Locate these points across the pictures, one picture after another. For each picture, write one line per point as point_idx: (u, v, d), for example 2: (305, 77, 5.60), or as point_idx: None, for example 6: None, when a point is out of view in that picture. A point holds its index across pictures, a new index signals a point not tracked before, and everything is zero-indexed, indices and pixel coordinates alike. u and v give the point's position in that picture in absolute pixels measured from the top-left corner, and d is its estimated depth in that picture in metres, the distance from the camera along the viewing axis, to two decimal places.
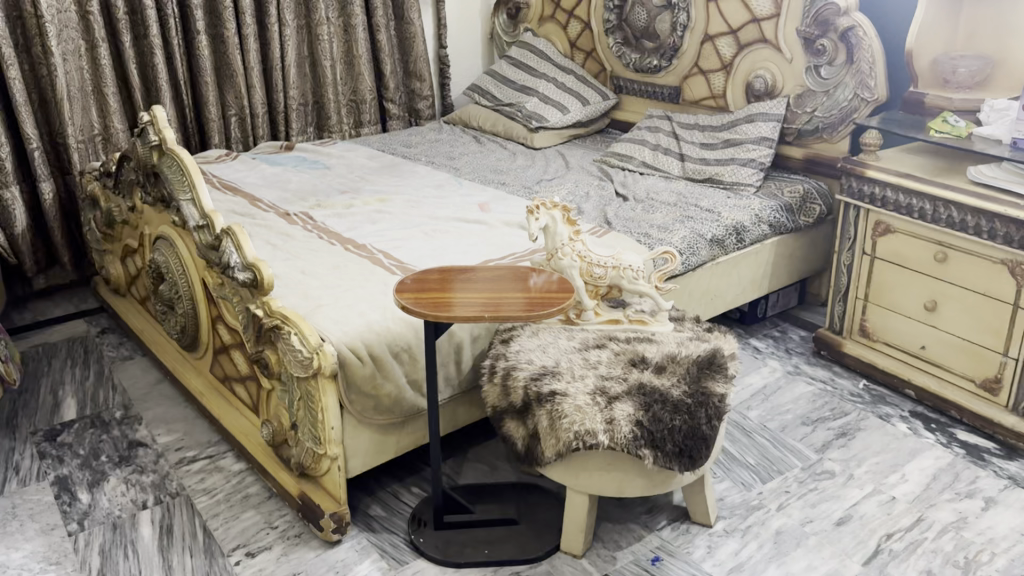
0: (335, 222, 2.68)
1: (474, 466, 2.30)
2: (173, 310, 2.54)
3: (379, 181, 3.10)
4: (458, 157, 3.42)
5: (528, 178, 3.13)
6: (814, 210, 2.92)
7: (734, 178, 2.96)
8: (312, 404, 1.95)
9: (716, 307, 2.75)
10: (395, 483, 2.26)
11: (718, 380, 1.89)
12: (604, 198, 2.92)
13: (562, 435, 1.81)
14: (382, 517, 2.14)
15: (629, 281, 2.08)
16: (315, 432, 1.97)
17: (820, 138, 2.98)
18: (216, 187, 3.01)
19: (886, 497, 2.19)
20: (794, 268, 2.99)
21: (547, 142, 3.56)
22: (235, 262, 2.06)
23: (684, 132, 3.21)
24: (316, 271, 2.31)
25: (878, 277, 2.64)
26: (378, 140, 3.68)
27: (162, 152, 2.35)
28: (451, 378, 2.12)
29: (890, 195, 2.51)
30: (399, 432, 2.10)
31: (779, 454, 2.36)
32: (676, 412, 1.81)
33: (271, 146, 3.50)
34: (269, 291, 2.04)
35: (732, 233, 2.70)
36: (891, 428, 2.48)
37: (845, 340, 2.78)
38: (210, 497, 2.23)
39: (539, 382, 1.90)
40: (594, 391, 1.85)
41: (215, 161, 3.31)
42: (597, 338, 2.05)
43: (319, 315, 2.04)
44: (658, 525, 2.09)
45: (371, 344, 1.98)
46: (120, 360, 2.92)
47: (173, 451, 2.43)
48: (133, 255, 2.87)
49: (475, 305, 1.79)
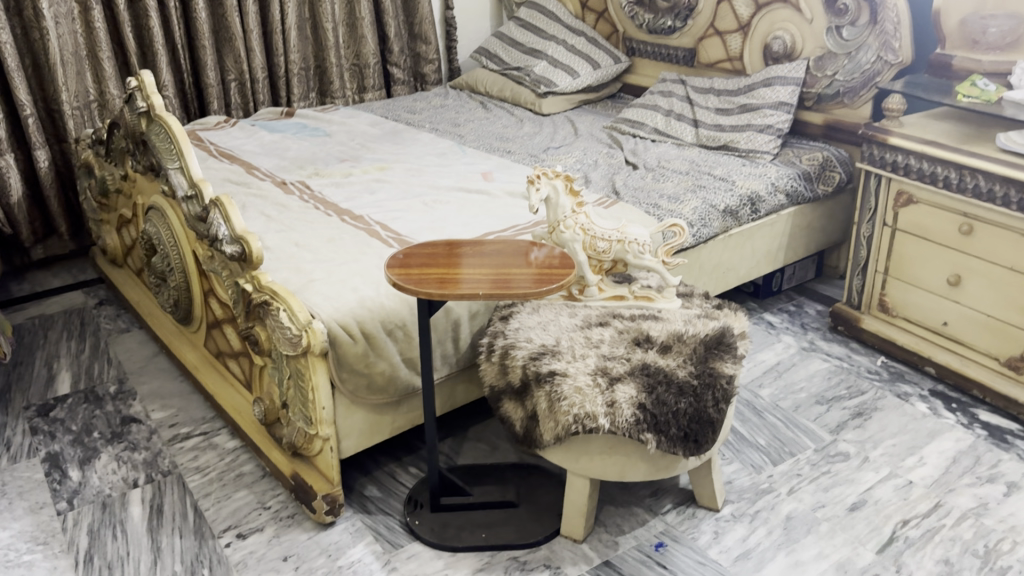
0: (333, 192, 2.59)
1: (474, 446, 2.22)
2: (165, 283, 2.47)
3: (380, 149, 3.01)
4: (464, 123, 3.31)
5: (534, 145, 3.02)
6: (834, 178, 2.79)
7: (749, 145, 2.83)
8: (302, 383, 1.87)
9: (728, 280, 2.65)
10: (392, 462, 2.18)
11: (727, 360, 1.79)
12: (613, 166, 2.81)
13: (561, 418, 1.73)
14: (377, 498, 2.06)
15: (634, 256, 1.98)
16: (306, 412, 1.89)
17: (841, 103, 2.84)
18: (212, 155, 2.92)
19: (903, 481, 2.09)
20: (811, 240, 2.86)
21: (556, 108, 3.44)
22: (222, 234, 1.97)
23: (699, 97, 3.07)
24: (310, 244, 2.22)
25: (899, 249, 2.52)
26: (381, 106, 3.57)
27: (150, 119, 2.26)
28: (449, 356, 2.03)
29: (913, 163, 2.38)
30: (395, 411, 2.02)
31: (792, 435, 2.26)
32: (681, 394, 1.72)
33: (271, 112, 3.41)
34: (258, 264, 1.96)
35: (747, 203, 2.59)
36: (909, 408, 2.37)
37: (863, 315, 2.67)
38: (202, 476, 2.17)
39: (538, 361, 1.82)
40: (595, 371, 1.76)
41: (213, 129, 3.22)
42: (599, 316, 1.95)
43: (309, 290, 1.96)
44: (663, 509, 2.01)
45: (363, 320, 1.90)
46: (117, 333, 2.86)
47: (166, 428, 2.37)
48: (127, 225, 2.79)
49: (477, 282, 1.70)
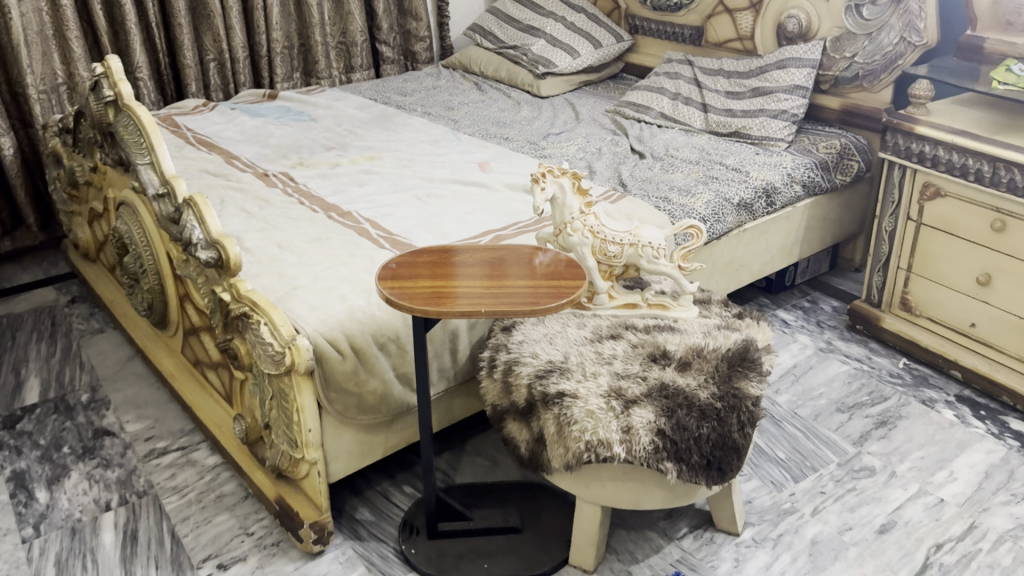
0: (319, 184, 2.41)
1: (473, 461, 2.07)
2: (138, 284, 2.29)
3: (369, 135, 2.82)
4: (458, 106, 3.12)
5: (533, 131, 2.83)
6: (852, 166, 2.63)
7: (763, 132, 2.66)
8: (286, 404, 1.70)
9: (741, 277, 2.49)
10: (386, 481, 2.02)
11: (752, 379, 1.64)
12: (618, 155, 2.64)
13: (571, 445, 1.58)
14: (370, 523, 1.91)
15: (648, 261, 1.82)
16: (291, 435, 1.73)
17: (859, 87, 2.66)
18: (190, 143, 2.73)
19: (934, 500, 1.95)
20: (827, 232, 2.71)
21: (556, 89, 3.25)
22: (197, 238, 1.80)
23: (708, 78, 2.89)
24: (294, 245, 2.05)
25: (924, 245, 2.37)
26: (370, 87, 3.38)
27: (118, 109, 2.08)
28: (446, 369, 1.87)
29: (942, 155, 2.22)
30: (388, 430, 1.86)
31: (813, 447, 2.12)
32: (703, 418, 1.56)
33: (253, 94, 3.21)
34: (236, 271, 1.80)
35: (762, 195, 2.42)
36: (936, 415, 2.23)
37: (884, 313, 2.52)
38: (180, 497, 2.02)
39: (545, 381, 1.66)
40: (608, 392, 1.60)
41: (190, 113, 3.03)
42: (610, 327, 1.79)
43: (293, 300, 1.79)
44: (678, 533, 1.86)
45: (352, 334, 1.73)
46: (89, 334, 2.68)
47: (142, 442, 2.20)
48: (98, 220, 2.60)
49: (477, 296, 1.53)
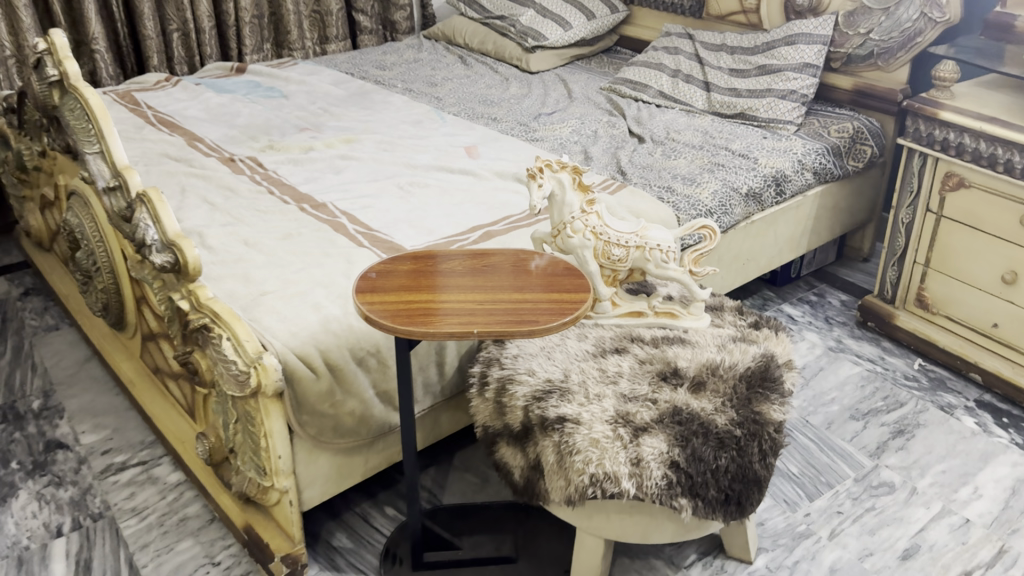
0: (290, 171, 2.21)
1: (461, 478, 1.90)
2: (92, 283, 2.09)
3: (346, 114, 2.61)
4: (441, 82, 2.91)
5: (523, 111, 2.63)
6: (865, 152, 2.45)
7: (770, 114, 2.48)
8: (252, 428, 1.52)
9: (747, 272, 2.32)
10: (366, 502, 1.85)
11: (773, 403, 1.47)
12: (615, 138, 2.45)
13: (573, 477, 1.41)
14: (348, 550, 1.74)
15: (657, 265, 1.64)
16: (259, 461, 1.55)
17: (873, 66, 2.48)
18: (150, 124, 2.51)
19: (959, 521, 1.80)
20: (837, 222, 2.54)
21: (546, 64, 3.04)
22: (151, 238, 1.61)
23: (709, 54, 2.70)
24: (264, 243, 1.85)
25: (944, 239, 2.21)
26: (346, 59, 3.15)
27: (64, 90, 1.86)
28: (432, 385, 1.69)
29: (968, 143, 2.05)
30: (368, 451, 1.68)
31: (827, 460, 1.96)
32: (721, 448, 1.40)
33: (220, 68, 2.99)
34: (196, 276, 1.61)
35: (771, 184, 2.25)
36: (956, 423, 2.08)
37: (898, 311, 2.37)
38: (140, 521, 1.84)
39: (543, 403, 1.48)
40: (615, 418, 1.43)
41: (151, 88, 2.80)
42: (615, 339, 1.62)
43: (260, 308, 1.60)
44: (686, 561, 1.71)
45: (327, 349, 1.55)
46: (43, 331, 2.47)
47: (99, 456, 2.02)
48: (49, 208, 2.38)
49: (469, 313, 1.35)
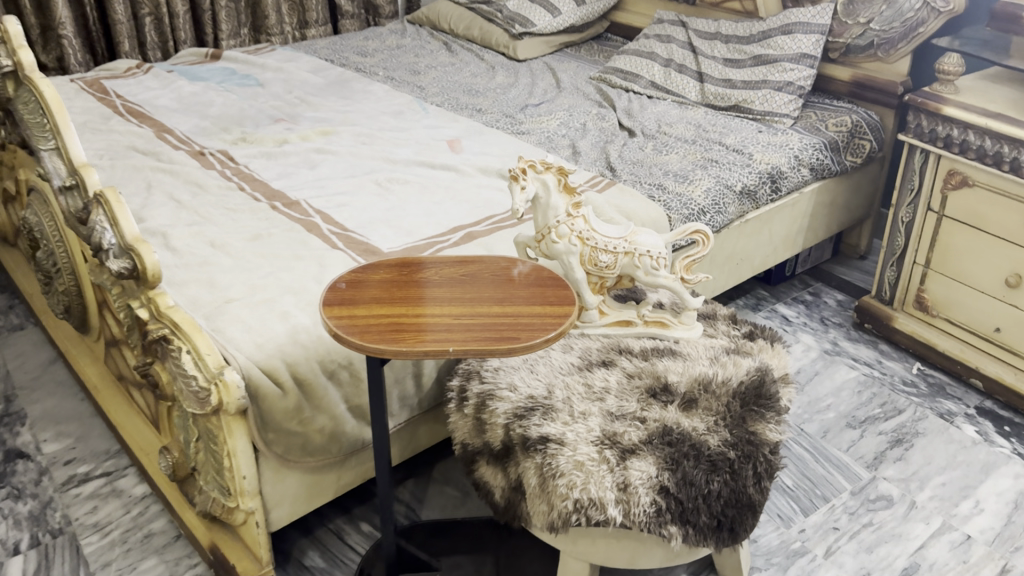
0: (263, 166, 2.10)
1: (441, 491, 1.81)
2: (53, 284, 1.98)
3: (323, 103, 2.50)
4: (425, 70, 2.80)
5: (509, 102, 2.53)
6: (864, 147, 2.36)
7: (765, 106, 2.38)
8: (216, 446, 1.43)
9: (740, 272, 2.24)
10: (341, 517, 1.77)
11: (769, 421, 1.39)
12: (605, 132, 2.35)
13: (556, 502, 1.32)
14: (320, 570, 1.65)
15: (646, 272, 1.55)
16: (223, 481, 1.46)
17: (873, 57, 2.38)
18: (118, 114, 2.39)
19: (960, 537, 1.73)
20: (834, 219, 2.45)
21: (533, 52, 2.93)
22: (108, 242, 1.51)
23: (703, 43, 2.59)
24: (232, 244, 1.75)
25: (945, 239, 2.12)
26: (326, 45, 3.03)
27: (18, 81, 1.75)
28: (409, 398, 1.60)
29: (972, 140, 1.96)
30: (340, 467, 1.59)
31: (823, 471, 1.88)
32: (714, 471, 1.31)
33: (194, 54, 2.87)
34: (156, 282, 1.51)
35: (767, 181, 2.15)
36: (956, 432, 2.00)
37: (896, 312, 2.29)
38: (102, 537, 1.75)
39: (525, 421, 1.40)
40: (600, 439, 1.34)
41: (121, 75, 2.69)
42: (602, 351, 1.53)
43: (224, 317, 1.50)
44: None
45: (295, 363, 1.45)
46: (7, 331, 2.37)
47: (60, 466, 1.92)
48: (10, 202, 2.27)
49: (444, 329, 1.25)
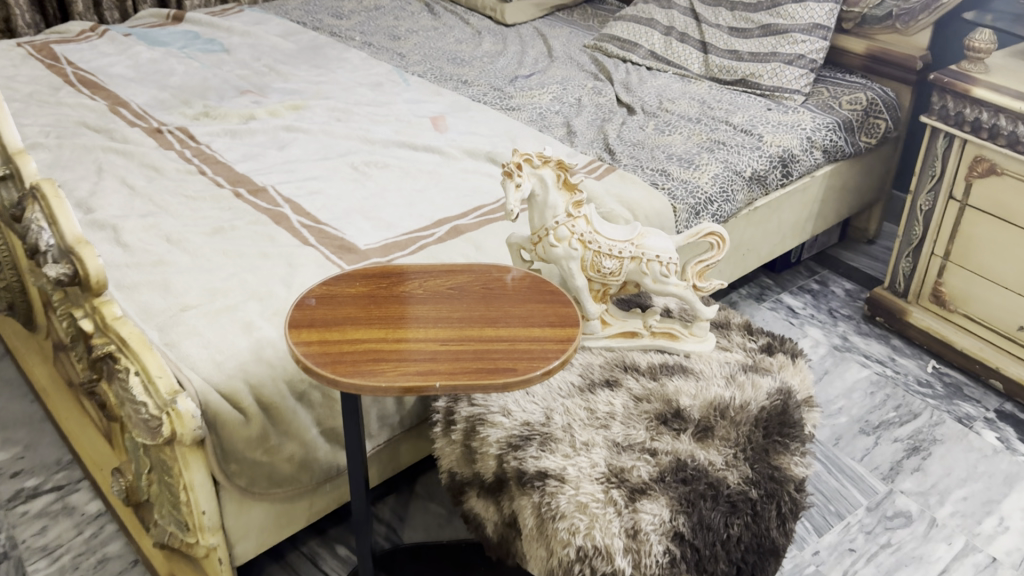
0: (227, 146, 1.91)
1: (425, 509, 1.67)
2: None
3: (295, 72, 2.29)
4: (405, 35, 2.59)
5: (497, 73, 2.33)
6: (879, 126, 2.19)
7: (775, 81, 2.20)
8: (170, 479, 1.26)
9: (746, 264, 2.08)
10: (315, 539, 1.62)
11: (793, 454, 1.26)
12: (602, 108, 2.17)
13: (557, 549, 1.16)
14: None
15: (655, 279, 1.38)
16: (179, 515, 1.29)
17: (890, 28, 2.21)
18: (68, 83, 2.18)
19: (984, 560, 1.60)
20: (844, 203, 2.29)
21: (522, 16, 2.72)
22: (45, 242, 1.31)
23: (706, 9, 2.39)
24: (191, 239, 1.56)
25: (968, 231, 1.97)
26: (299, 6, 2.81)
27: None
28: (389, 417, 1.43)
29: (1003, 125, 1.80)
30: (313, 494, 1.44)
31: (837, 485, 1.75)
32: (734, 513, 1.17)
33: (154, 15, 2.64)
34: (102, 289, 1.30)
35: (778, 165, 1.98)
36: (976, 439, 1.87)
37: (910, 306, 2.15)
38: (51, 562, 1.58)
39: (520, 453, 1.24)
40: (606, 477, 1.18)
41: (73, 39, 2.46)
42: (606, 368, 1.37)
43: (179, 330, 1.32)
44: None
45: (259, 385, 1.29)
46: None
47: (5, 479, 1.75)
48: None
49: (429, 358, 1.09)
